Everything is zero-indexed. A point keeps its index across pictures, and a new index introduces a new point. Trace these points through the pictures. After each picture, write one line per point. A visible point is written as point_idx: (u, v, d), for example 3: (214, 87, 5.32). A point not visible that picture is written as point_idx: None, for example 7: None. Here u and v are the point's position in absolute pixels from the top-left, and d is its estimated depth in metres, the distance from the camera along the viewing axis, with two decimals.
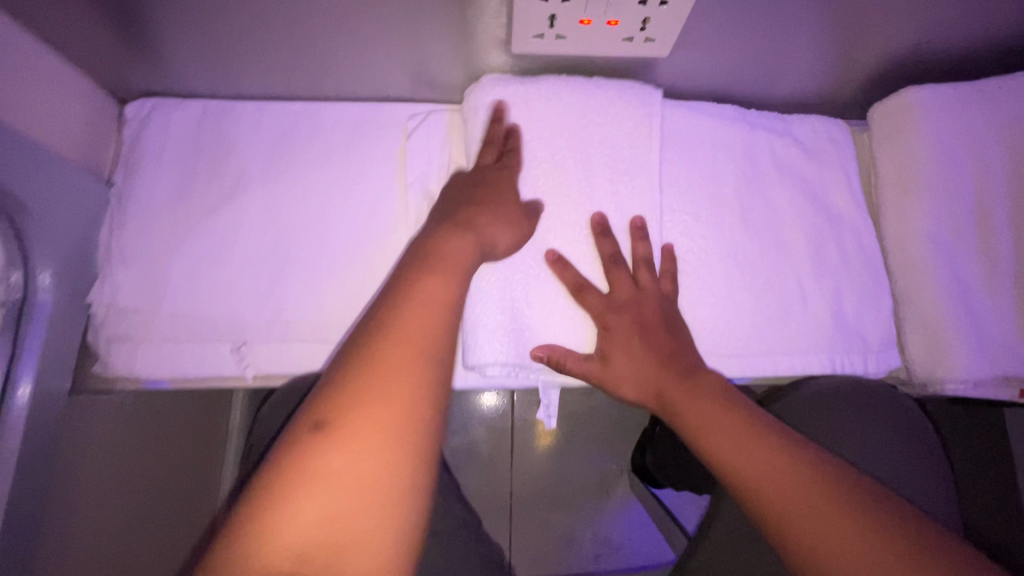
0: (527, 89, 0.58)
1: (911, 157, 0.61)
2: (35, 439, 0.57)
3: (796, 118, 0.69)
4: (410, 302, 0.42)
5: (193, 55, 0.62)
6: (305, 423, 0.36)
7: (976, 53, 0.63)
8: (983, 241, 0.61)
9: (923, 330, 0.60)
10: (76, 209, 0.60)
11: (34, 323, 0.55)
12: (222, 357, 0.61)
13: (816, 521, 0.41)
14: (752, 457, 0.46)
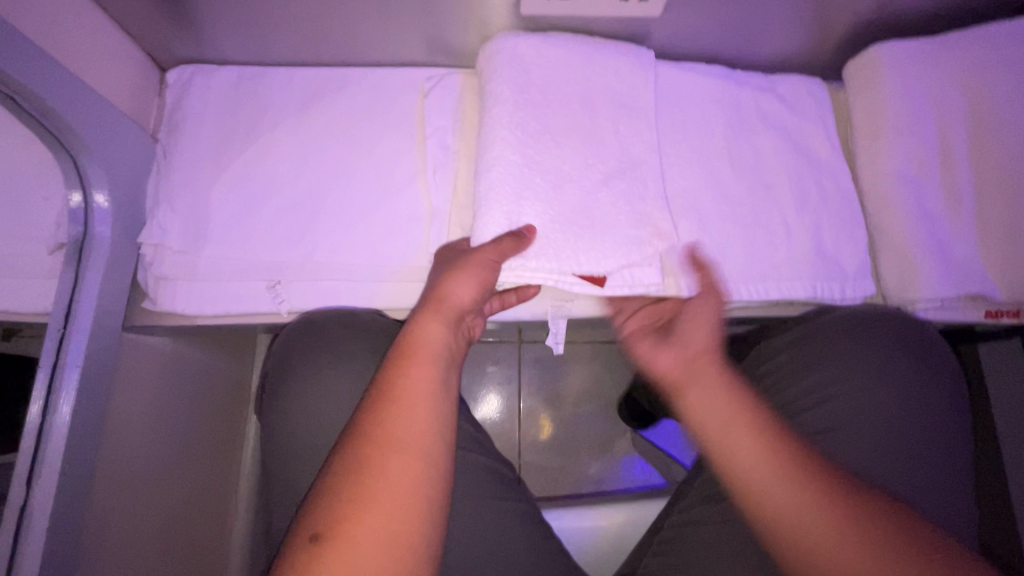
0: (535, 44, 0.63)
1: (877, 103, 0.68)
2: (98, 363, 0.63)
3: (780, 77, 0.74)
4: (413, 365, 0.53)
5: (230, 24, 0.68)
6: (351, 455, 0.48)
7: (952, 8, 0.68)
8: (948, 177, 0.66)
9: (894, 257, 0.66)
10: (129, 161, 0.67)
11: (94, 258, 0.62)
12: (260, 294, 0.68)
13: (825, 530, 0.48)
14: (768, 473, 0.51)
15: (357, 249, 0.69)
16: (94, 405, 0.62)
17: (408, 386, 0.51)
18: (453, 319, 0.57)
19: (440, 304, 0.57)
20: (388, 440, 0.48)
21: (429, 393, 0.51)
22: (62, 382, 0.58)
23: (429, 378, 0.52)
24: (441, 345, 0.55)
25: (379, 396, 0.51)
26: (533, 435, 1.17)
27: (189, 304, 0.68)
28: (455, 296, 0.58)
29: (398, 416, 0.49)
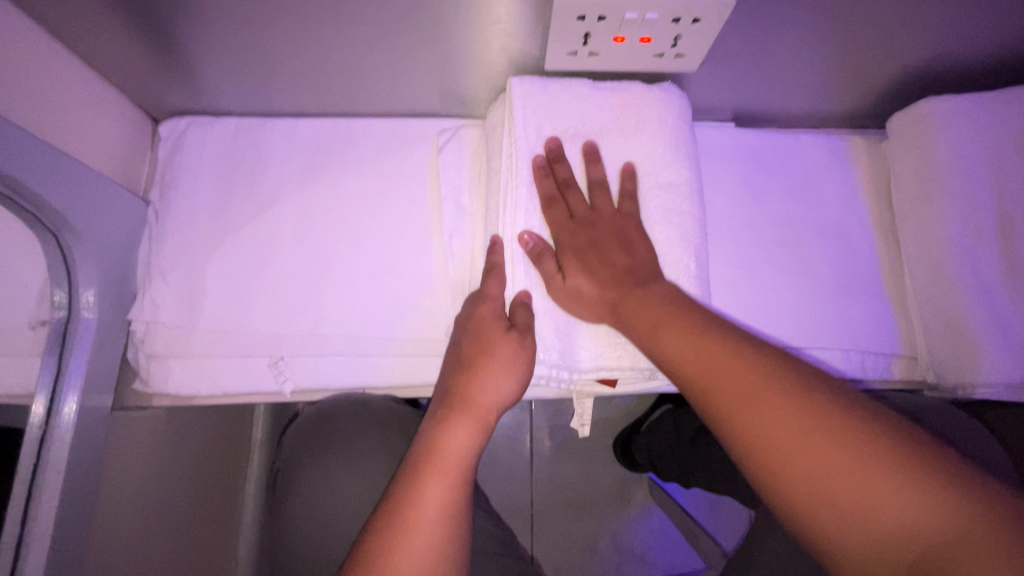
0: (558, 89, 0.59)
1: (928, 161, 0.63)
2: (87, 454, 0.57)
3: (804, 137, 0.73)
4: (430, 475, 0.47)
5: (228, 76, 0.63)
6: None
7: (1006, 61, 0.63)
8: (1006, 246, 0.61)
9: (950, 332, 0.61)
10: (117, 226, 0.61)
11: (79, 340, 0.57)
12: (261, 371, 0.63)
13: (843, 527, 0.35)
14: (818, 460, 0.36)
15: (365, 321, 0.64)
16: (79, 502, 0.56)
17: (421, 505, 0.45)
18: (483, 421, 0.51)
19: (468, 407, 0.51)
20: (393, 575, 0.42)
21: (444, 518, 0.45)
22: (44, 486, 0.52)
23: (444, 496, 0.46)
24: (464, 457, 0.49)
25: (388, 515, 0.45)
26: (546, 485, 1.11)
27: (184, 384, 0.62)
28: (488, 394, 0.52)
29: (407, 543, 0.43)
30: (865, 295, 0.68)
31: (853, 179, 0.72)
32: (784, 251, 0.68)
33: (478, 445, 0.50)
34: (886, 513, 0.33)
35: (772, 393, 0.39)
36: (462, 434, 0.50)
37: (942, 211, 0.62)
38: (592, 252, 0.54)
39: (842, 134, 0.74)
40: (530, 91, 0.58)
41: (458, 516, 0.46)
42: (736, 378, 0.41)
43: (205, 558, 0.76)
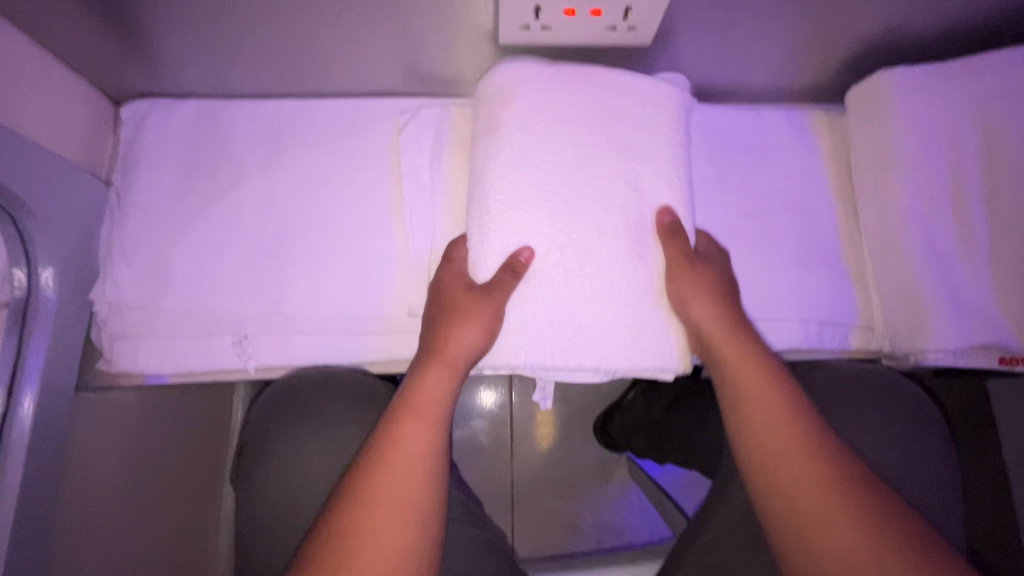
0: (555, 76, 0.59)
1: (884, 132, 0.64)
2: (49, 432, 0.58)
3: (766, 110, 0.74)
4: (412, 420, 0.52)
5: (185, 55, 0.63)
6: (334, 530, 0.47)
7: (958, 32, 0.63)
8: (958, 215, 0.61)
9: (904, 301, 0.62)
10: (77, 208, 0.61)
11: (40, 320, 0.57)
12: (225, 350, 0.64)
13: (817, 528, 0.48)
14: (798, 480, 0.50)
15: (328, 299, 0.64)
16: (43, 478, 0.58)
17: (402, 448, 0.50)
18: (455, 370, 0.55)
19: (442, 356, 0.56)
20: (372, 509, 0.47)
21: (424, 458, 0.50)
22: (7, 462, 0.55)
23: (424, 441, 0.51)
24: (442, 399, 0.54)
25: (373, 457, 0.50)
26: (524, 464, 1.13)
27: (148, 362, 0.63)
28: (455, 344, 0.55)
29: (389, 479, 0.49)
30: (825, 267, 0.68)
31: (813, 150, 0.72)
32: (745, 224, 0.69)
33: (453, 394, 0.55)
34: (812, 503, 0.49)
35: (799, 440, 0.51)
36: (441, 381, 0.55)
37: (897, 181, 0.63)
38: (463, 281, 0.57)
39: (804, 107, 0.75)
40: (531, 71, 0.59)
41: (437, 455, 0.51)
42: (737, 356, 0.56)
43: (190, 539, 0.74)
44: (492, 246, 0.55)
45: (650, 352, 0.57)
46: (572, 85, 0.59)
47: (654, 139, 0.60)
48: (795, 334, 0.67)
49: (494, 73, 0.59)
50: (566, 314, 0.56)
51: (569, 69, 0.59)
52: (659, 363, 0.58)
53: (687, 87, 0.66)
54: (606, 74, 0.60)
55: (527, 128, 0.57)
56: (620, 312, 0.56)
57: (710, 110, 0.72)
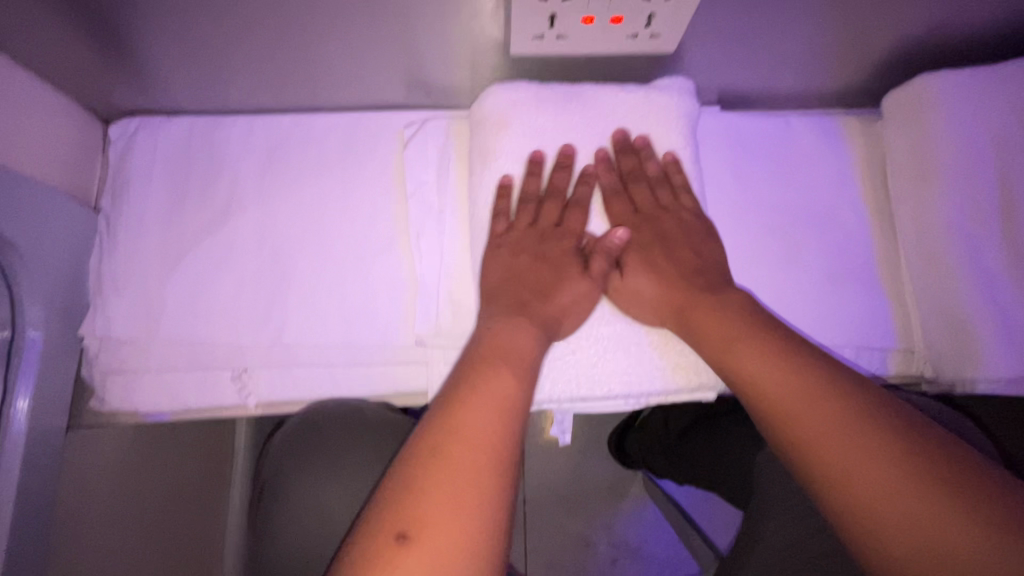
0: (555, 91, 0.56)
1: (925, 140, 0.59)
2: (37, 479, 0.54)
3: (791, 119, 0.69)
4: (472, 398, 0.41)
5: (175, 71, 0.59)
6: (377, 531, 0.35)
7: (1005, 34, 0.58)
8: (1007, 234, 0.57)
9: (949, 324, 0.57)
10: (64, 237, 0.58)
11: (26, 360, 0.54)
12: (223, 384, 0.60)
13: (895, 499, 0.36)
14: (835, 434, 0.39)
15: (331, 330, 0.61)
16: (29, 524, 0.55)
17: (466, 429, 0.39)
18: (533, 357, 0.46)
19: (517, 336, 0.47)
20: (430, 506, 0.35)
21: (490, 445, 0.39)
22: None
23: (493, 422, 0.40)
24: (518, 376, 0.44)
25: (423, 442, 0.39)
26: (537, 482, 1.09)
27: (142, 400, 0.59)
28: (524, 340, 0.47)
29: (446, 477, 0.37)
30: (861, 287, 0.63)
31: (844, 162, 0.67)
32: (771, 242, 0.64)
33: (529, 381, 0.44)
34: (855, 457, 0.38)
35: (807, 384, 0.42)
36: (505, 378, 0.43)
37: (940, 193, 0.58)
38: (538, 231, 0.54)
39: (834, 114, 0.70)
40: (518, 96, 0.55)
41: (510, 442, 0.40)
42: (708, 315, 0.49)
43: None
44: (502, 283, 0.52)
45: (678, 378, 0.54)
46: (563, 109, 0.56)
47: (675, 158, 0.56)
48: (834, 361, 0.62)
49: (482, 98, 0.56)
50: (587, 341, 0.53)
51: (557, 91, 0.56)
52: (691, 386, 0.54)
53: (690, 87, 0.58)
54: (596, 90, 0.56)
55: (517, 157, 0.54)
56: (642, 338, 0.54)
57: (729, 122, 0.68)
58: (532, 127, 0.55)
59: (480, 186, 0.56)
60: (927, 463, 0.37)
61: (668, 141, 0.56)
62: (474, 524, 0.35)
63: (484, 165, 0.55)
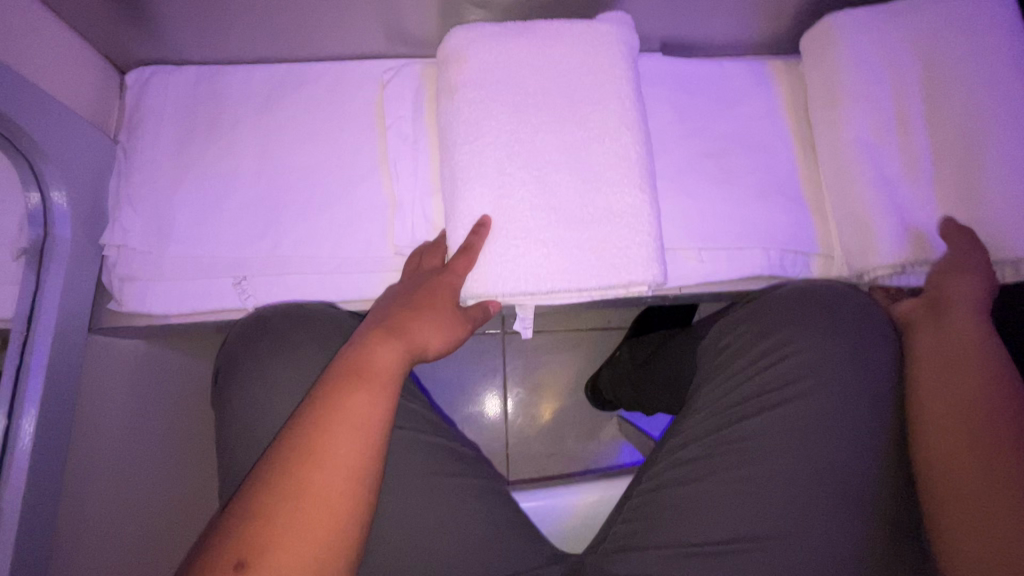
0: (511, 29, 0.66)
1: (832, 66, 0.68)
2: (65, 364, 0.63)
3: (728, 61, 0.78)
4: (352, 393, 0.52)
5: (183, 21, 0.68)
6: (264, 474, 0.47)
7: None
8: (904, 141, 0.66)
9: (855, 221, 0.67)
10: (88, 160, 0.67)
11: (56, 260, 0.63)
12: (226, 290, 0.69)
13: (969, 471, 0.54)
14: (950, 430, 0.56)
15: (320, 242, 0.69)
16: (59, 403, 0.62)
17: (345, 414, 0.50)
18: (409, 351, 0.57)
19: (398, 332, 0.57)
20: (312, 457, 0.48)
21: (365, 423, 0.50)
22: (26, 389, 0.58)
23: (368, 411, 0.51)
24: (392, 372, 0.55)
25: (312, 409, 0.50)
26: (519, 425, 1.17)
27: (154, 302, 0.68)
28: (382, 361, 0.55)
29: (336, 430, 0.49)
30: (786, 201, 0.72)
31: (772, 96, 0.77)
32: (709, 163, 0.73)
33: (400, 377, 0.55)
34: (959, 443, 0.55)
35: (973, 377, 0.58)
36: (390, 360, 0.55)
37: (846, 109, 0.67)
38: (428, 276, 0.63)
39: (765, 58, 0.79)
40: (478, 34, 0.65)
41: (382, 417, 0.52)
42: (963, 324, 0.61)
43: (185, 491, 0.82)
44: (472, 188, 0.62)
45: (616, 271, 0.61)
46: (518, 42, 0.65)
47: (617, 80, 0.64)
48: (762, 265, 0.70)
49: (447, 38, 0.66)
50: (533, 242, 0.61)
51: (512, 29, 0.65)
52: (627, 281, 0.62)
53: (629, 22, 0.67)
54: (547, 26, 0.66)
55: (478, 86, 0.63)
56: (583, 235, 0.62)
57: (672, 61, 0.76)
58: (489, 57, 0.64)
59: (447, 108, 0.64)
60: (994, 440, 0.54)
61: (610, 68, 0.65)
62: (341, 502, 0.47)
63: (449, 91, 0.65)
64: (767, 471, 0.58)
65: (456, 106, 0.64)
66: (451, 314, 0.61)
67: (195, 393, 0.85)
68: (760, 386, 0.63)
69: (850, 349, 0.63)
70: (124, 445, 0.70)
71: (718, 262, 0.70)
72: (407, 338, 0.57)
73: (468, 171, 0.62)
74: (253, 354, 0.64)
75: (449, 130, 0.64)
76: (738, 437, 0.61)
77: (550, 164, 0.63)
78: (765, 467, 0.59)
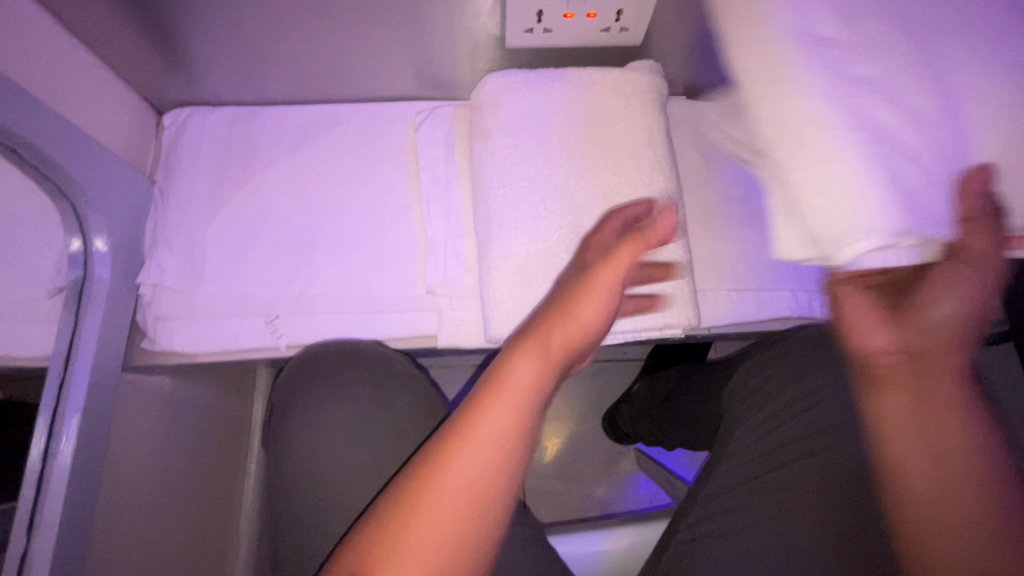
0: (543, 76, 0.67)
1: (762, 16, 0.57)
2: (99, 404, 0.62)
3: None
4: (475, 422, 0.42)
5: (223, 67, 0.70)
6: (361, 532, 0.39)
7: None
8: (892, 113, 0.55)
9: (831, 195, 0.53)
10: (127, 200, 0.68)
11: (94, 300, 0.63)
12: (258, 329, 0.69)
13: (974, 540, 0.47)
14: (939, 470, 0.50)
15: (352, 280, 0.70)
16: (93, 445, 0.61)
17: (460, 458, 0.40)
18: (551, 358, 0.48)
19: (536, 335, 0.49)
20: (420, 509, 0.38)
21: (487, 473, 0.40)
22: (61, 432, 0.58)
23: (490, 452, 0.40)
24: (532, 387, 0.45)
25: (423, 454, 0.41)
26: (537, 457, 1.16)
27: (187, 341, 0.68)
28: (522, 377, 0.45)
29: (444, 484, 0.39)
30: None
31: None
32: (735, 207, 0.74)
33: (538, 399, 0.45)
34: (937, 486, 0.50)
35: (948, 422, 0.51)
36: (528, 373, 0.45)
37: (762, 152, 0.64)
38: (592, 267, 0.56)
39: None
40: (511, 80, 0.66)
41: (515, 454, 0.41)
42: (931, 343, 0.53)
43: (202, 527, 0.82)
44: (509, 232, 0.63)
45: (651, 314, 0.62)
46: (550, 89, 0.67)
47: (648, 126, 0.66)
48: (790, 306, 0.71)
49: (482, 84, 0.68)
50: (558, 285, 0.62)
51: (544, 76, 0.67)
52: (661, 324, 0.62)
53: (657, 70, 0.69)
54: (580, 74, 0.67)
55: (511, 129, 0.65)
56: None
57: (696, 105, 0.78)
58: (522, 104, 0.66)
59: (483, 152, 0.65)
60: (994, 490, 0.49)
61: (640, 114, 0.66)
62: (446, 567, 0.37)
63: (483, 136, 0.66)
64: (806, 525, 0.58)
65: (490, 150, 0.65)
66: (581, 309, 0.53)
67: (214, 427, 0.85)
68: (790, 434, 0.63)
69: None
70: (146, 485, 0.70)
71: (746, 304, 0.71)
72: (546, 340, 0.49)
73: (502, 215, 0.63)
74: (305, 394, 0.67)
75: (484, 174, 0.65)
76: (772, 485, 0.61)
77: (583, 207, 0.64)
78: (807, 519, 0.59)
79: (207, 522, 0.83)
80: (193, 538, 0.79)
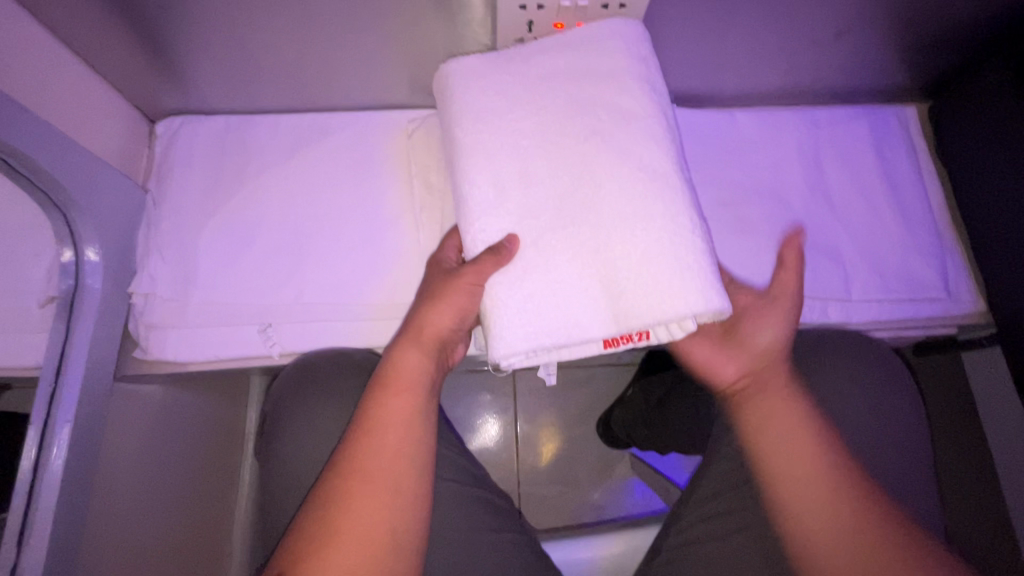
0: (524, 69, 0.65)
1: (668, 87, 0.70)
2: (90, 413, 0.62)
3: (739, 111, 0.81)
4: (381, 435, 0.53)
5: (215, 75, 0.70)
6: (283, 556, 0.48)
7: (908, 45, 0.70)
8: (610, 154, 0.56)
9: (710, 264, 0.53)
10: (119, 209, 0.68)
11: (85, 309, 0.63)
12: (251, 338, 0.69)
13: (843, 543, 0.55)
14: (816, 489, 0.58)
15: (344, 288, 0.70)
16: (84, 454, 0.61)
17: (367, 461, 0.52)
18: (434, 349, 0.58)
19: (419, 334, 0.58)
20: (345, 522, 0.49)
21: (390, 477, 0.51)
22: (51, 442, 0.58)
23: (394, 451, 0.52)
24: (410, 413, 0.55)
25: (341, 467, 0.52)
26: (531, 463, 1.16)
27: (179, 351, 0.68)
28: (394, 408, 0.54)
29: (364, 487, 0.50)
30: None
31: (783, 146, 0.79)
32: (725, 212, 0.75)
33: (422, 403, 0.56)
34: (820, 510, 0.57)
35: (809, 439, 0.60)
36: (397, 408, 0.54)
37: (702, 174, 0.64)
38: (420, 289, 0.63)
39: (777, 110, 0.82)
40: None
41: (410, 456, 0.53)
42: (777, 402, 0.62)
43: (196, 535, 0.82)
44: (490, 219, 0.57)
45: None
46: None
47: None
48: None
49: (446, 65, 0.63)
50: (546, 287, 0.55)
51: None
52: None
53: None
54: None
55: (485, 122, 0.59)
56: None
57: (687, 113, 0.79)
58: None
59: None
60: (867, 508, 0.56)
61: None
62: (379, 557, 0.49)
63: None
64: None
65: None
66: (420, 342, 0.57)
67: (207, 434, 0.85)
68: None
69: (865, 395, 0.65)
70: (138, 493, 0.69)
71: None
72: (428, 343, 0.58)
73: None
74: (295, 402, 0.66)
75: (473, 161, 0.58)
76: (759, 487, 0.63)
77: None
78: None
79: (201, 529, 0.83)
80: (186, 546, 0.79)
